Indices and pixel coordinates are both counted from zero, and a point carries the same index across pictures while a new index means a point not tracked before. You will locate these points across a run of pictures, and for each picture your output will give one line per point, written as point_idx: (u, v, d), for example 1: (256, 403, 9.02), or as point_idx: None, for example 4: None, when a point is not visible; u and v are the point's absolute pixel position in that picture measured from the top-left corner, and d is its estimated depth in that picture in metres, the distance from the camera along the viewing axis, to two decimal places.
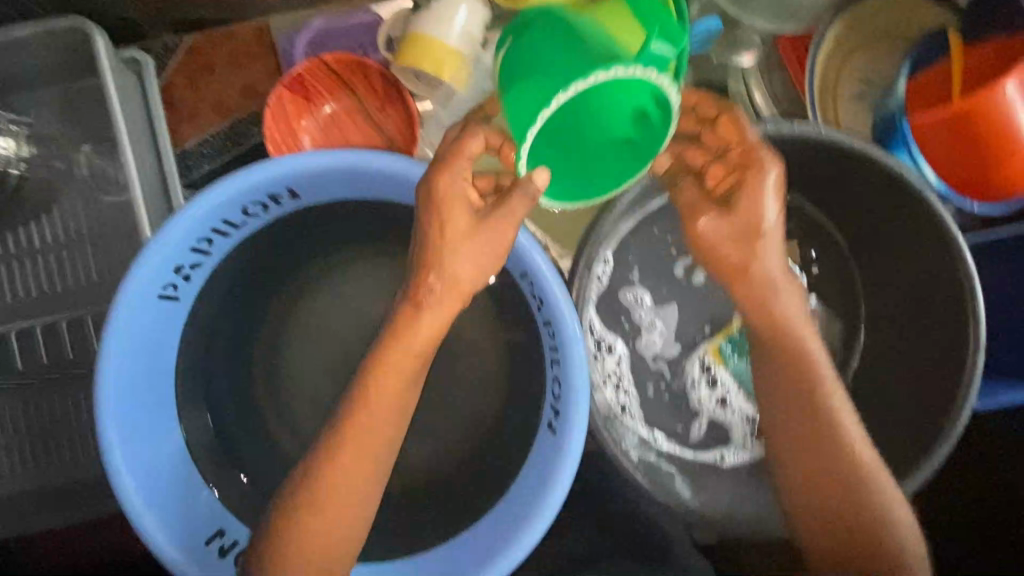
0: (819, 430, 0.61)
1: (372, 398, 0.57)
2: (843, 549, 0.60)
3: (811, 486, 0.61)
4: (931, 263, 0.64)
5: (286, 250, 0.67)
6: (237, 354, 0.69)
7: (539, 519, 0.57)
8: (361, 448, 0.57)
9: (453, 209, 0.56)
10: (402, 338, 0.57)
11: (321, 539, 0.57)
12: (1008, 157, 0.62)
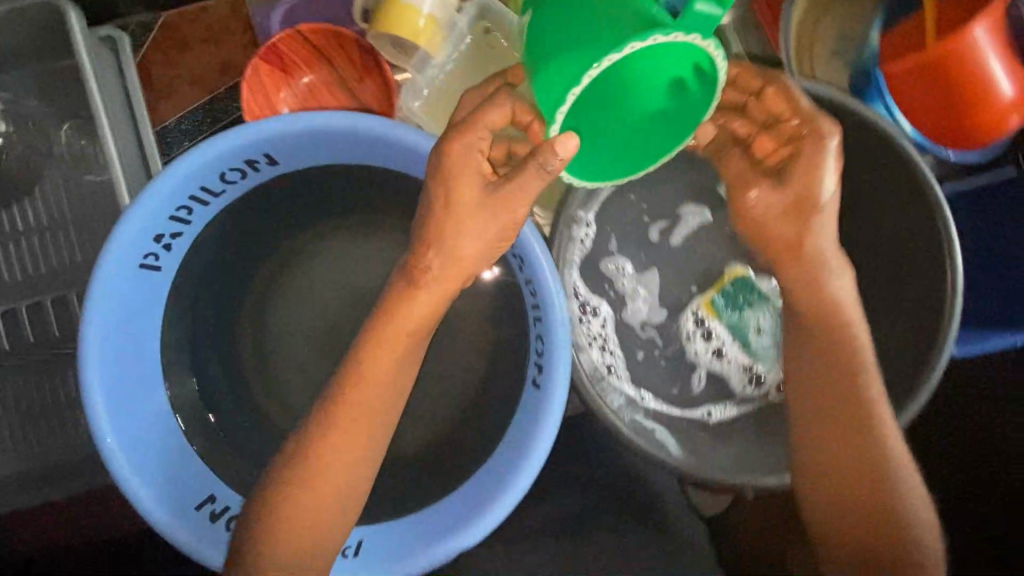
0: (839, 397, 0.59)
1: (364, 373, 0.56)
2: (848, 511, 0.58)
3: (825, 450, 0.59)
4: (907, 211, 0.65)
5: (268, 221, 0.68)
6: (224, 325, 0.69)
7: (524, 473, 0.58)
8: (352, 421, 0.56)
9: (461, 183, 0.54)
10: (399, 312, 0.57)
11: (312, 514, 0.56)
12: (979, 102, 0.63)
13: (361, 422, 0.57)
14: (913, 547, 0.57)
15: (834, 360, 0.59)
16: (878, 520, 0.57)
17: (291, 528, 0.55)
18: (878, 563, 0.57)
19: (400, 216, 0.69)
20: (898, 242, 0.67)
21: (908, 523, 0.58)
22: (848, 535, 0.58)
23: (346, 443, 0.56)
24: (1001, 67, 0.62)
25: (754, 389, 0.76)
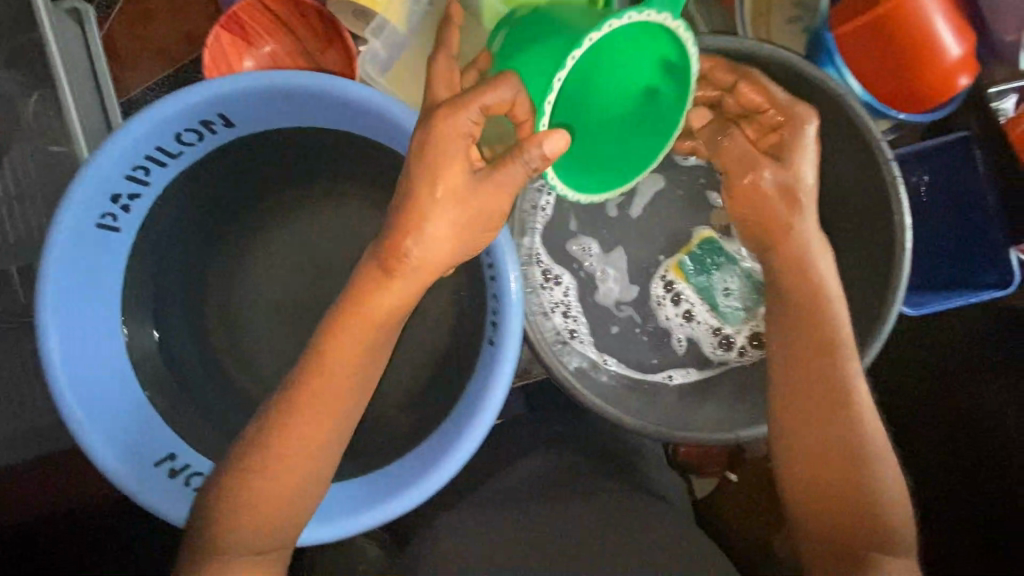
0: (817, 366, 0.58)
1: (331, 353, 0.54)
2: (823, 478, 0.56)
3: (801, 420, 0.58)
4: (856, 176, 0.66)
5: (229, 189, 0.69)
6: (187, 291, 0.70)
7: (475, 427, 0.59)
8: (316, 401, 0.54)
9: (444, 168, 0.52)
10: (368, 298, 0.54)
11: (273, 503, 0.54)
12: (924, 63, 0.65)
13: (324, 403, 0.54)
14: (888, 514, 0.55)
15: (811, 329, 0.59)
16: (852, 487, 0.56)
17: (252, 512, 0.54)
18: (854, 531, 0.55)
19: (360, 183, 0.70)
20: (850, 205, 0.68)
21: (882, 489, 0.56)
22: (822, 502, 0.56)
23: (309, 427, 0.54)
24: (942, 26, 0.64)
25: (725, 351, 0.77)
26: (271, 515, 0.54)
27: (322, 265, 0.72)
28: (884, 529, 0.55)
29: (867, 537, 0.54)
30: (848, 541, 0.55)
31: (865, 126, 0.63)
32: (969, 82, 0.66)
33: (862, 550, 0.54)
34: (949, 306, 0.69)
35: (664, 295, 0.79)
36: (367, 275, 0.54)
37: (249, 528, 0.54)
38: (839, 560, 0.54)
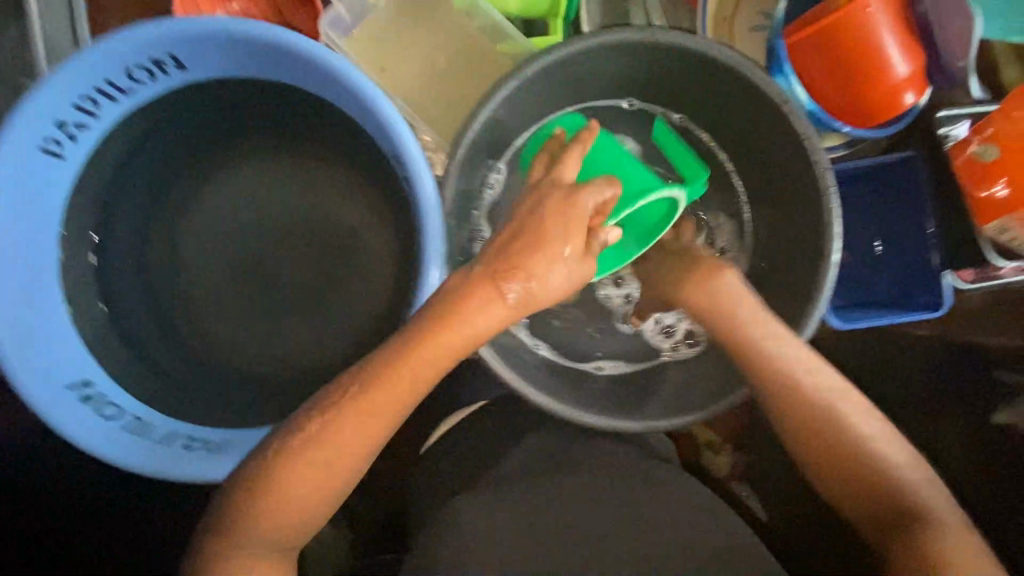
0: (801, 399, 0.60)
1: (364, 401, 0.53)
2: (841, 480, 0.59)
3: (809, 443, 0.60)
4: (798, 188, 0.66)
5: (186, 128, 0.68)
6: (135, 230, 0.69)
7: None
8: (363, 419, 0.53)
9: (574, 228, 0.57)
10: (448, 326, 0.54)
11: (293, 508, 0.53)
12: (873, 77, 0.66)
13: (368, 437, 0.53)
14: (913, 494, 0.58)
15: (775, 368, 0.61)
16: (875, 478, 0.58)
17: (275, 521, 0.53)
18: (890, 517, 0.57)
19: (308, 142, 0.69)
20: (793, 215, 0.68)
21: (895, 475, 0.58)
22: (855, 499, 0.59)
23: (344, 444, 0.53)
24: (891, 44, 0.66)
25: (662, 340, 0.78)
26: (290, 520, 0.54)
27: (266, 218, 0.70)
28: (915, 507, 0.57)
29: (905, 522, 0.56)
30: (887, 530, 0.57)
31: (807, 145, 0.63)
32: (913, 100, 0.68)
33: (909, 531, 0.56)
34: (878, 325, 0.72)
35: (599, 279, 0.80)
36: (453, 296, 0.54)
37: (277, 529, 0.54)
38: (897, 546, 0.56)
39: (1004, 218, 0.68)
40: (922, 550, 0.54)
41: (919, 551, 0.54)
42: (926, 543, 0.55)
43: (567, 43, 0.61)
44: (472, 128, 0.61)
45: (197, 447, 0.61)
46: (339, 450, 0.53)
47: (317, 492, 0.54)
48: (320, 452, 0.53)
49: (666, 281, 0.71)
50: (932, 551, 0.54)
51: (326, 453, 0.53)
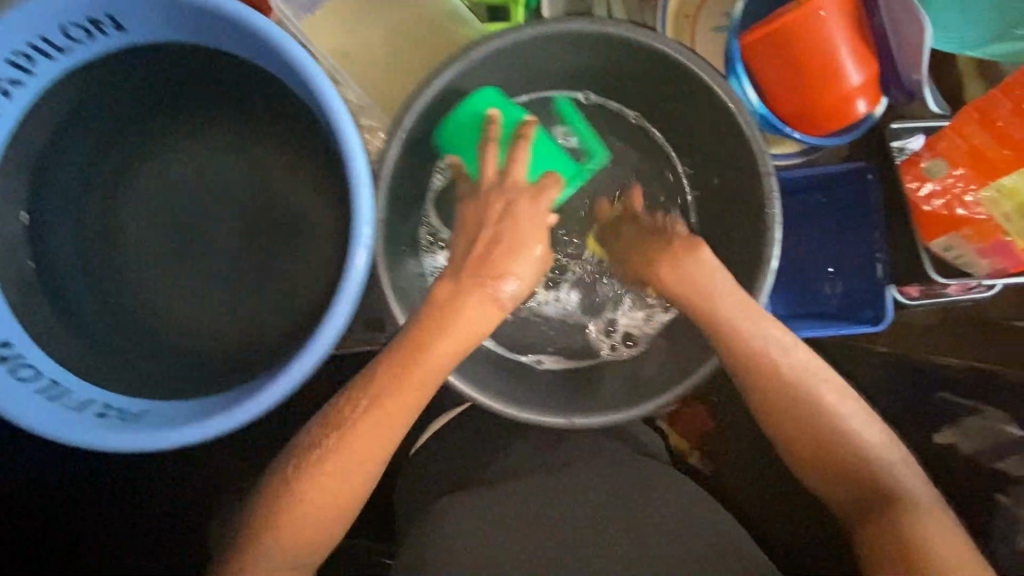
0: (780, 394, 0.61)
1: (364, 417, 0.58)
2: (819, 466, 0.60)
3: (790, 433, 0.61)
4: (745, 191, 0.66)
5: (126, 94, 0.66)
6: (73, 195, 0.68)
7: (298, 364, 0.58)
8: (377, 425, 0.58)
9: (535, 233, 0.62)
10: (438, 338, 0.59)
11: (311, 525, 0.58)
12: (825, 86, 0.66)
13: (371, 451, 0.58)
14: (892, 479, 0.59)
15: (755, 360, 0.61)
16: (855, 464, 0.59)
17: (291, 537, 0.57)
18: (869, 500, 0.58)
19: (255, 113, 0.68)
20: (739, 220, 0.68)
21: (875, 460, 0.59)
22: (835, 483, 0.60)
23: (359, 454, 0.58)
24: (846, 53, 0.65)
25: (605, 336, 0.78)
26: (309, 537, 0.58)
27: (212, 190, 0.69)
28: (896, 491, 0.58)
29: (884, 505, 0.57)
30: (866, 513, 0.58)
31: (754, 148, 0.63)
32: (866, 109, 0.67)
33: (887, 514, 0.57)
34: (818, 334, 0.72)
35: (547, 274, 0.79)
36: (445, 308, 0.60)
37: (298, 543, 0.58)
38: (876, 528, 0.57)
39: (948, 235, 0.68)
40: (898, 531, 0.56)
41: (898, 534, 0.56)
42: (906, 526, 0.56)
43: (514, 29, 0.60)
44: (414, 108, 0.61)
45: (111, 416, 0.60)
46: (358, 457, 0.58)
47: (335, 498, 0.58)
48: (337, 466, 0.58)
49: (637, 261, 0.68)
50: (910, 534, 0.55)
51: (345, 466, 0.58)
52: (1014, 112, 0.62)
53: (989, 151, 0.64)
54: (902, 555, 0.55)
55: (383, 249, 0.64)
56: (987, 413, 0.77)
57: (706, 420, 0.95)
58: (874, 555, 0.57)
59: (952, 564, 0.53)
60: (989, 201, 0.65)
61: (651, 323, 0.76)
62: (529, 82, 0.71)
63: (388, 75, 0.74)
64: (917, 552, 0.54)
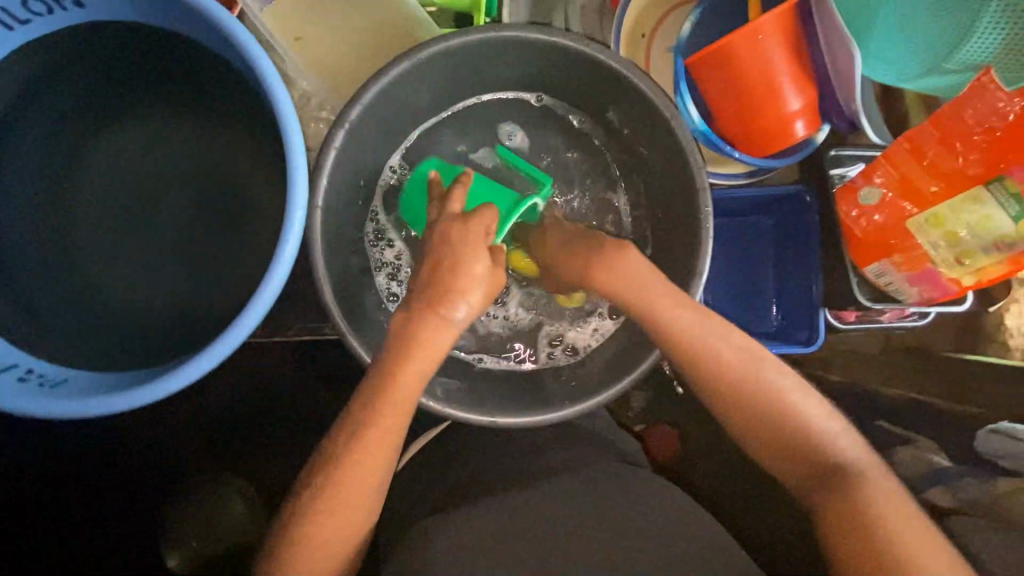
0: (730, 387, 0.61)
1: (351, 459, 0.58)
2: (775, 452, 0.60)
3: (743, 427, 0.61)
4: (683, 204, 0.67)
5: (83, 69, 0.68)
6: (25, 165, 0.69)
7: (218, 344, 0.59)
8: (364, 460, 0.58)
9: (475, 250, 0.61)
10: (400, 366, 0.59)
11: (322, 561, 0.58)
12: (762, 109, 0.69)
13: (362, 479, 0.58)
14: (851, 458, 0.58)
15: (704, 363, 0.61)
16: (811, 447, 0.59)
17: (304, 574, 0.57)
18: (826, 479, 0.58)
19: (210, 96, 0.70)
20: (676, 232, 0.70)
21: (830, 444, 0.59)
22: (792, 464, 0.60)
23: (353, 486, 0.58)
24: (784, 78, 0.67)
25: (548, 339, 0.79)
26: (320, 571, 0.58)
27: (169, 170, 0.72)
28: (852, 471, 0.57)
29: (840, 483, 0.57)
30: (818, 489, 0.58)
31: (689, 164, 0.64)
32: (805, 132, 0.70)
33: (842, 494, 0.56)
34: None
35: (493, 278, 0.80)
36: (406, 337, 0.60)
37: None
38: (832, 507, 0.57)
39: (879, 262, 0.70)
40: (853, 509, 0.55)
41: (849, 512, 0.55)
42: (861, 503, 0.55)
43: (461, 32, 0.62)
44: (360, 101, 0.63)
45: (33, 381, 0.61)
46: (354, 490, 0.58)
47: (339, 531, 0.58)
48: (333, 503, 0.58)
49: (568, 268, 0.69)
50: (864, 507, 0.55)
51: (343, 499, 0.58)
52: (940, 145, 0.63)
53: (917, 182, 0.65)
54: (858, 536, 0.54)
55: (323, 236, 0.65)
56: (919, 442, 0.80)
57: (676, 442, 0.97)
58: (831, 536, 0.56)
59: (908, 542, 0.53)
60: (918, 229, 0.65)
61: (595, 325, 0.77)
62: (485, 86, 0.73)
63: (346, 69, 0.77)
64: (869, 529, 0.54)
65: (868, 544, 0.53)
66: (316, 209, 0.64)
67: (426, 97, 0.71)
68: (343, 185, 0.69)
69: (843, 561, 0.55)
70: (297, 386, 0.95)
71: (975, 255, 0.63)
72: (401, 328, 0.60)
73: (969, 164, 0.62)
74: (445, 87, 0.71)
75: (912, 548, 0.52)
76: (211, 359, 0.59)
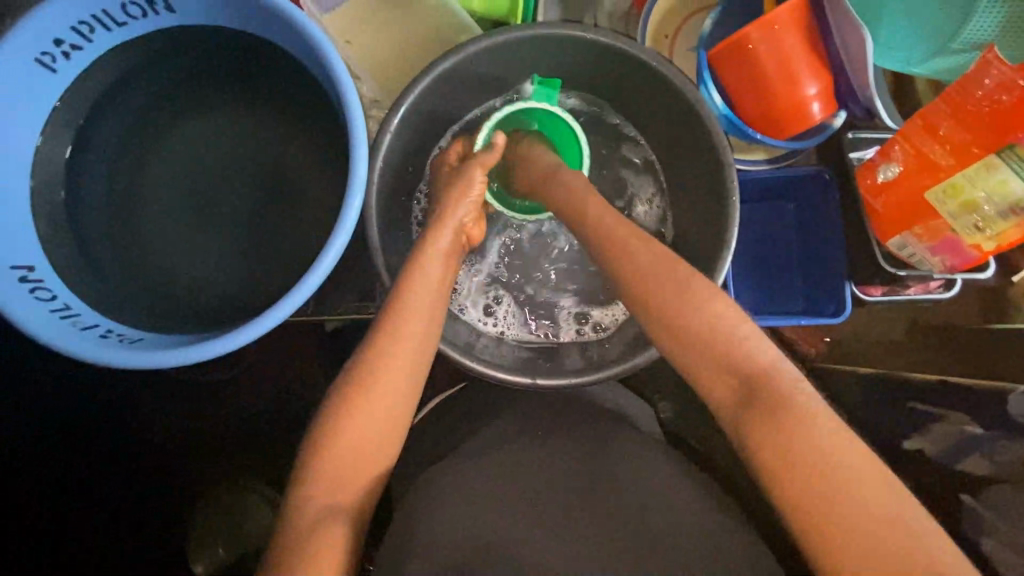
0: (669, 314, 0.58)
1: (375, 378, 0.63)
2: (711, 378, 0.55)
3: (679, 357, 0.57)
4: (710, 180, 0.72)
5: (166, 63, 0.76)
6: (109, 147, 0.76)
7: (269, 314, 0.63)
8: (389, 379, 0.64)
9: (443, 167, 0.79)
10: (412, 296, 0.66)
11: (346, 478, 0.61)
12: (780, 95, 0.74)
13: (386, 403, 0.63)
14: (785, 381, 0.52)
15: (648, 293, 0.60)
16: (742, 367, 0.54)
17: (326, 488, 0.59)
18: (757, 396, 0.52)
19: (276, 90, 0.77)
20: (704, 207, 0.74)
21: (763, 365, 0.54)
22: (723, 387, 0.54)
23: (377, 404, 0.63)
24: (801, 65, 0.73)
25: (579, 322, 0.83)
26: (341, 490, 0.60)
27: (232, 153, 0.79)
28: (782, 391, 0.52)
29: (769, 403, 0.51)
30: (745, 411, 0.52)
31: (718, 142, 0.69)
32: (820, 115, 0.76)
33: (775, 417, 0.50)
34: (780, 323, 0.80)
35: (513, 262, 0.86)
36: (417, 272, 0.68)
37: (337, 499, 0.60)
38: (764, 429, 0.51)
39: (901, 234, 0.73)
40: (781, 430, 0.50)
41: (774, 433, 0.50)
42: (787, 426, 0.50)
43: (506, 29, 0.69)
44: (414, 90, 0.69)
45: (112, 337, 0.67)
46: (377, 412, 0.63)
47: (363, 450, 0.62)
48: (356, 423, 0.62)
49: None
50: (802, 430, 0.49)
51: (368, 419, 0.62)
52: (951, 120, 0.68)
53: (932, 156, 0.69)
54: (784, 458, 0.49)
55: (378, 210, 0.71)
56: (951, 417, 0.79)
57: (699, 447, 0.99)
58: (760, 459, 0.50)
59: (836, 468, 0.47)
60: (935, 201, 0.68)
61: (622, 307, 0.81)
62: (522, 81, 0.81)
63: (396, 65, 0.84)
64: (795, 450, 0.48)
65: (794, 464, 0.48)
66: (373, 185, 0.69)
67: (470, 91, 0.78)
68: (396, 167, 0.75)
69: (772, 484, 0.49)
70: (332, 371, 0.99)
71: (993, 221, 0.65)
72: (412, 267, 0.68)
73: (978, 137, 0.66)
74: (486, 80, 0.78)
75: (839, 473, 0.47)
76: (267, 323, 0.63)
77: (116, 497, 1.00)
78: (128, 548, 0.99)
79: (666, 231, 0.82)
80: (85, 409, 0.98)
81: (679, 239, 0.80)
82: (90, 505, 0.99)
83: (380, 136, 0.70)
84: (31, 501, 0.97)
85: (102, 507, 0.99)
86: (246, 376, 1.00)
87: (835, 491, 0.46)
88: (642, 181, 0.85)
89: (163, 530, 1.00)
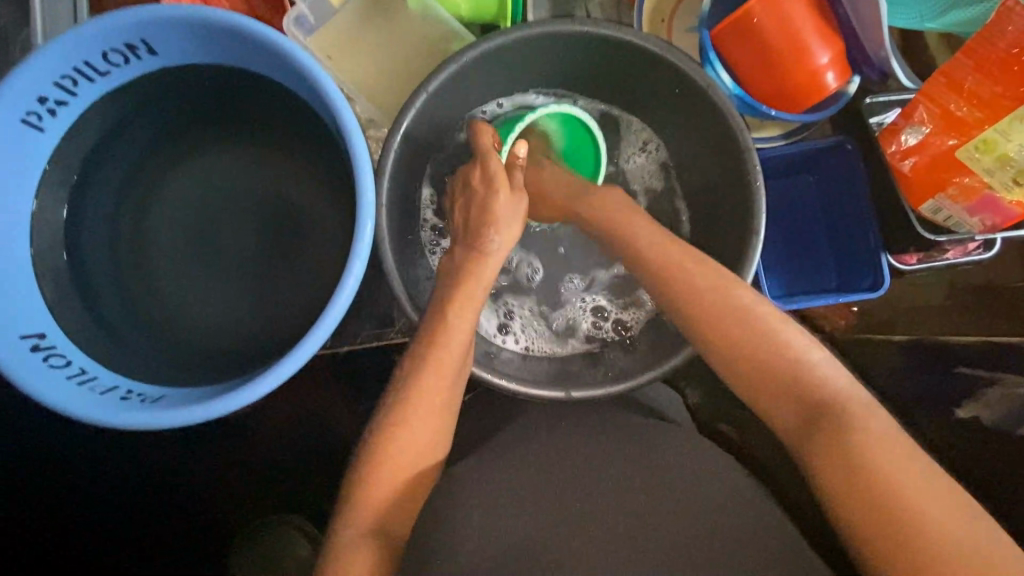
0: (733, 336, 0.58)
1: (421, 411, 0.62)
2: (766, 396, 0.56)
3: (742, 374, 0.57)
4: (730, 162, 0.68)
5: (157, 107, 0.74)
6: (110, 198, 0.74)
7: (291, 359, 0.61)
8: (435, 409, 0.63)
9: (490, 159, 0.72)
10: (455, 319, 0.65)
11: (382, 508, 0.59)
12: (792, 67, 0.71)
13: (427, 432, 0.62)
14: (838, 396, 0.53)
15: (712, 309, 0.59)
16: (806, 392, 0.54)
17: (370, 514, 0.59)
18: (820, 421, 0.52)
19: (272, 121, 0.76)
20: (724, 190, 0.71)
21: (832, 385, 0.54)
22: (778, 406, 0.55)
23: (425, 437, 0.62)
24: (811, 35, 0.71)
25: (608, 326, 0.80)
26: (379, 519, 0.59)
27: (233, 190, 0.76)
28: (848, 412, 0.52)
29: (835, 421, 0.51)
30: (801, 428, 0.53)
31: (732, 120, 0.66)
32: (835, 83, 0.73)
33: (834, 432, 0.51)
34: (817, 304, 0.77)
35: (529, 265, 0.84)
36: (461, 295, 0.67)
37: (375, 524, 0.58)
38: (825, 444, 0.51)
39: (934, 198, 0.71)
40: (847, 448, 0.50)
41: (836, 449, 0.50)
42: (858, 448, 0.49)
43: (501, 31, 0.66)
44: (414, 105, 0.66)
45: (134, 399, 0.65)
46: (425, 442, 0.62)
47: (408, 476, 0.61)
48: (400, 447, 0.61)
49: (619, 230, 0.69)
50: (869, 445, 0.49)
51: (413, 449, 0.61)
52: (977, 73, 0.63)
53: (959, 113, 0.65)
54: (847, 474, 0.49)
55: (390, 233, 0.68)
56: (1004, 379, 0.74)
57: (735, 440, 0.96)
58: (824, 478, 0.50)
59: (904, 479, 0.47)
60: (968, 159, 0.65)
61: (648, 307, 0.79)
62: (521, 83, 0.78)
63: (392, 84, 0.82)
64: (864, 470, 0.48)
65: (856, 480, 0.48)
66: (382, 208, 0.66)
67: (470, 100, 0.76)
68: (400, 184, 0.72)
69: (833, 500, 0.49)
70: (356, 397, 0.97)
71: None
72: (461, 286, 0.67)
73: (1009, 88, 0.61)
74: (482, 88, 0.75)
75: (908, 482, 0.47)
76: (287, 370, 0.61)
77: (108, 514, 0.97)
78: (127, 561, 0.97)
79: (682, 199, 0.81)
80: (91, 448, 0.96)
81: (700, 227, 0.78)
82: (90, 522, 0.96)
83: (384, 155, 0.67)
84: (30, 517, 0.95)
85: (100, 522, 0.97)
86: (272, 413, 0.98)
87: (900, 502, 0.46)
88: (643, 162, 0.84)
89: (166, 557, 0.98)
